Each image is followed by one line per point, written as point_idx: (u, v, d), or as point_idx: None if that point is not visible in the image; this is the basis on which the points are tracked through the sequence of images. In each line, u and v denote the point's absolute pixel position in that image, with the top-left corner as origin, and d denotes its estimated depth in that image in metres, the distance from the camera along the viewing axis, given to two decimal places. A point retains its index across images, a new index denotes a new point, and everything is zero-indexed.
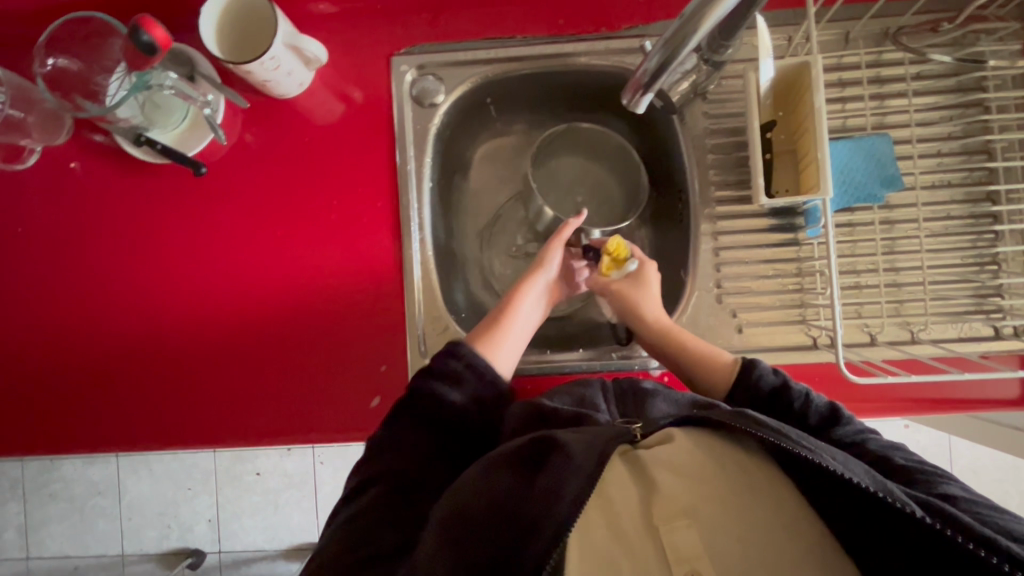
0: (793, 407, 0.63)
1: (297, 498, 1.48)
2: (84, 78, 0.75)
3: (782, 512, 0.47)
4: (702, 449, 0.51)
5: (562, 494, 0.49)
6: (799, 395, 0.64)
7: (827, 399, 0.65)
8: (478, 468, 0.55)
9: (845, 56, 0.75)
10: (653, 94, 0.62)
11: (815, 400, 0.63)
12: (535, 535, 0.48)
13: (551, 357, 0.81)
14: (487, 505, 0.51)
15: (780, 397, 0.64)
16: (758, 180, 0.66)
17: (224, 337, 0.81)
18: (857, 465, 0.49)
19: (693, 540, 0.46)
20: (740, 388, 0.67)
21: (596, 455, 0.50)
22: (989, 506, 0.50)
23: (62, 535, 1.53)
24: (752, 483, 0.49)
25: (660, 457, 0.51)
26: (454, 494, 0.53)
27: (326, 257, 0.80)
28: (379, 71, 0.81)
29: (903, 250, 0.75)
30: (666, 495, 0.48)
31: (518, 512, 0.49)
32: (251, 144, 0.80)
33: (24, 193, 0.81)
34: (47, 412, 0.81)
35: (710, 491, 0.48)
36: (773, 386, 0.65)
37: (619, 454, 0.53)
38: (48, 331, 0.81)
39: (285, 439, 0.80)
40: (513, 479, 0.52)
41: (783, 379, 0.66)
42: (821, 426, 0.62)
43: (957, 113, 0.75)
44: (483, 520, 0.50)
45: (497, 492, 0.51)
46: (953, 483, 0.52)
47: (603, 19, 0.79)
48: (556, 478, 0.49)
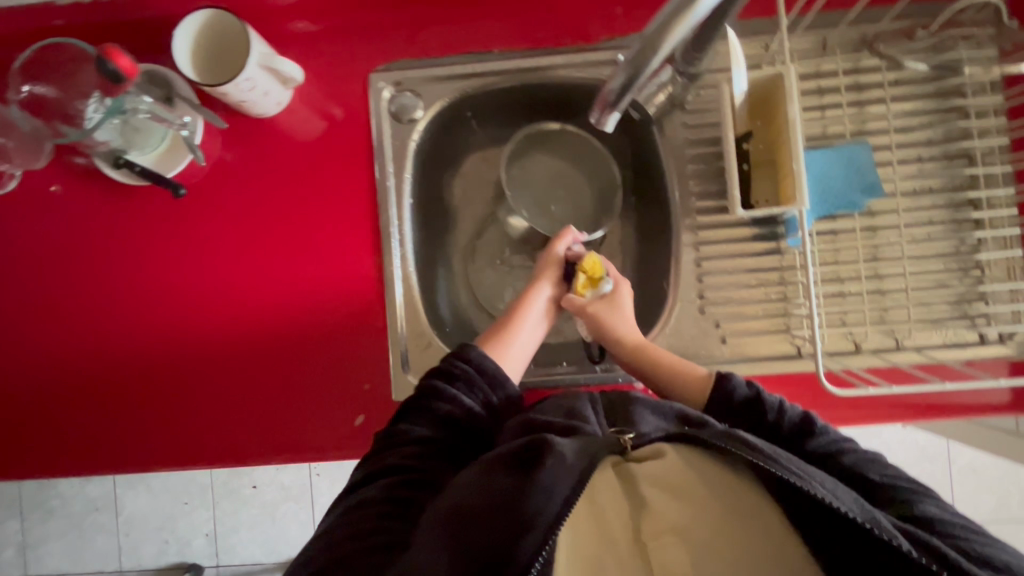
0: (767, 419, 0.63)
1: (293, 511, 1.47)
2: (61, 103, 0.75)
3: (769, 536, 0.47)
4: (694, 467, 0.49)
5: (559, 490, 0.45)
6: (774, 406, 0.63)
7: (801, 408, 0.64)
8: (476, 468, 0.51)
9: (823, 63, 0.75)
10: (620, 112, 0.61)
11: (788, 409, 0.63)
12: (529, 529, 0.43)
13: (537, 371, 0.83)
14: (483, 501, 0.46)
15: (757, 408, 0.64)
16: (734, 192, 0.66)
17: (209, 355, 0.80)
18: (846, 492, 0.47)
19: (681, 559, 0.46)
20: (717, 400, 0.66)
21: (588, 457, 0.48)
22: (965, 528, 0.50)
23: (61, 552, 1.53)
24: (739, 507, 0.48)
25: (650, 473, 0.50)
26: (451, 491, 0.49)
27: (310, 275, 0.80)
28: (358, 89, 0.81)
29: (886, 257, 0.75)
30: (655, 512, 0.48)
31: (514, 504, 0.45)
32: (232, 163, 0.80)
33: (6, 218, 0.81)
34: (34, 433, 0.81)
35: (699, 514, 0.47)
36: (749, 397, 0.65)
37: (610, 465, 0.52)
38: (33, 354, 0.81)
39: (272, 456, 0.80)
40: (512, 474, 0.47)
41: (756, 391, 0.65)
42: (797, 436, 0.60)
43: (937, 119, 0.74)
44: (476, 514, 0.45)
45: (494, 487, 0.47)
46: (931, 502, 0.52)
47: (579, 32, 0.79)
48: (551, 474, 0.46)
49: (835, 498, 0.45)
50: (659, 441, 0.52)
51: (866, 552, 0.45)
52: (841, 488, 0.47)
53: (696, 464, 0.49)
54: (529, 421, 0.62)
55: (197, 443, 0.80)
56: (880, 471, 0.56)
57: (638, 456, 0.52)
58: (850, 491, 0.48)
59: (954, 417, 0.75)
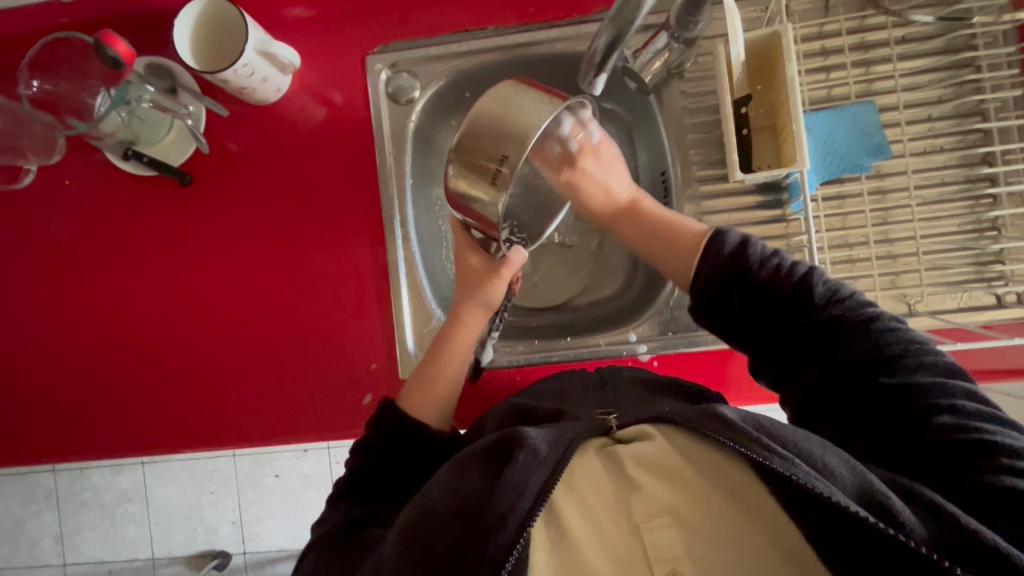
0: (765, 286, 0.55)
1: (315, 499, 1.50)
2: (71, 98, 0.77)
3: (764, 515, 0.45)
4: (681, 449, 0.47)
5: (530, 486, 0.45)
6: (779, 264, 0.55)
7: (810, 267, 0.55)
8: (447, 469, 0.50)
9: (826, 23, 0.73)
10: (608, 73, 0.61)
11: (790, 274, 0.54)
12: (501, 528, 0.43)
13: (539, 347, 0.81)
14: (451, 502, 0.46)
15: (758, 270, 0.55)
16: (733, 156, 0.65)
17: (214, 340, 0.83)
18: (838, 457, 0.44)
19: (675, 542, 0.45)
20: (721, 258, 0.57)
21: (563, 448, 0.47)
22: (982, 439, 0.44)
23: (97, 540, 1.59)
24: (731, 485, 0.46)
25: (638, 454, 0.48)
26: (424, 493, 0.48)
27: (314, 261, 0.82)
28: (355, 72, 0.81)
29: (896, 220, 0.73)
30: (645, 495, 0.46)
31: (482, 505, 0.44)
32: (234, 152, 0.82)
33: (26, 214, 0.84)
34: (59, 421, 0.84)
35: (688, 492, 0.46)
36: (737, 256, 0.56)
37: (594, 449, 0.50)
38: (56, 345, 0.84)
39: (278, 440, 0.82)
40: (482, 470, 0.47)
41: (752, 250, 0.56)
42: (809, 306, 0.53)
43: (947, 75, 0.72)
44: (443, 518, 0.45)
45: (466, 488, 0.46)
46: (958, 408, 0.47)
47: (574, 5, 0.78)
48: (521, 473, 0.45)
49: (822, 484, 0.41)
50: (646, 422, 0.50)
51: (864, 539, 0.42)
52: (832, 455, 0.43)
53: (684, 440, 0.48)
54: (516, 408, 0.67)
55: (212, 429, 0.83)
56: (898, 357, 0.50)
57: (623, 436, 0.50)
58: (843, 453, 0.44)
59: (972, 383, 0.73)
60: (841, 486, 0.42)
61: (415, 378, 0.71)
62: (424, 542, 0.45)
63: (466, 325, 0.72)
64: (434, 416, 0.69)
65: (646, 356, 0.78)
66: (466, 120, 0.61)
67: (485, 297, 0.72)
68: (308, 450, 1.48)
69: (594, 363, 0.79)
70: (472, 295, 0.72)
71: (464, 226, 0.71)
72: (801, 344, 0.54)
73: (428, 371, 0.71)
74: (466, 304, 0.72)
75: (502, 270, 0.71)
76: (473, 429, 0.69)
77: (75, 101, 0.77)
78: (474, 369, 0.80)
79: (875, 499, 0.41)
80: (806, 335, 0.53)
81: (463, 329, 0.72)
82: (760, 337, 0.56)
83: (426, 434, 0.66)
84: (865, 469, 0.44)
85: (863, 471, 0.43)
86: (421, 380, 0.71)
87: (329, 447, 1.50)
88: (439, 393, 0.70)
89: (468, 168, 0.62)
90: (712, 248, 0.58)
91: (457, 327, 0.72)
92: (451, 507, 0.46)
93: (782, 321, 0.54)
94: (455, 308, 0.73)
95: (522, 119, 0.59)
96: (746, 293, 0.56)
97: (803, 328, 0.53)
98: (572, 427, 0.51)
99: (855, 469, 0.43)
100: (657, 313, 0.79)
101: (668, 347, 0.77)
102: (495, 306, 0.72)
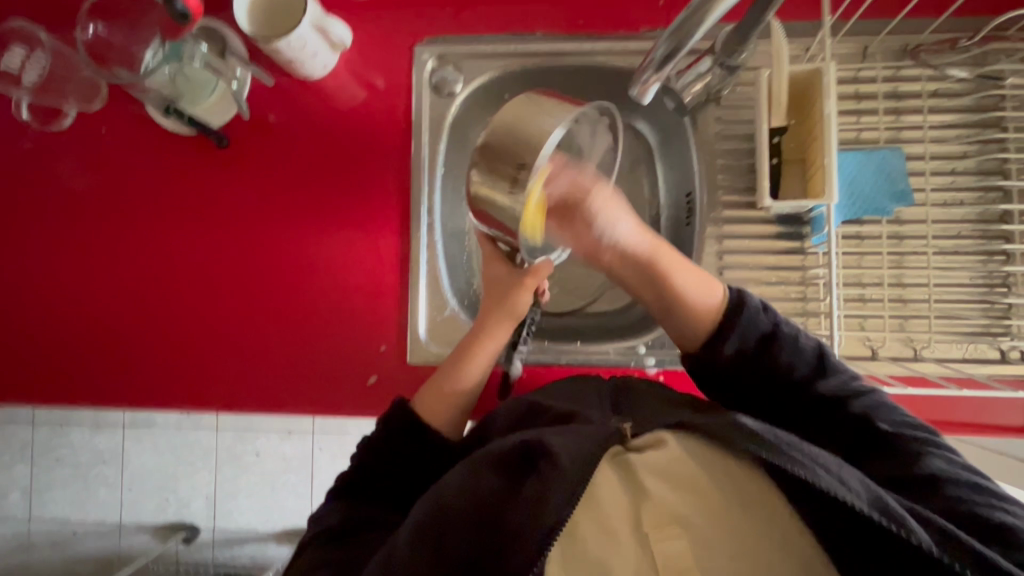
0: (778, 358, 0.59)
1: (292, 482, 1.49)
2: (121, 46, 0.80)
3: (776, 526, 0.44)
4: (697, 457, 0.46)
5: (551, 502, 0.44)
6: (782, 333, 0.60)
7: (818, 343, 0.60)
8: (464, 470, 0.51)
9: (861, 69, 0.76)
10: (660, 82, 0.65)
11: (802, 348, 0.59)
12: (518, 543, 0.44)
13: (550, 346, 0.83)
14: (466, 506, 0.48)
15: (770, 347, 0.59)
16: (763, 181, 0.67)
17: (228, 303, 0.83)
18: (852, 472, 0.45)
19: (684, 552, 0.42)
20: (740, 329, 0.60)
21: (585, 458, 0.46)
22: (968, 487, 0.48)
23: (65, 499, 1.56)
24: (745, 495, 0.45)
25: (652, 463, 0.46)
26: (439, 491, 0.50)
27: (339, 238, 0.82)
28: (402, 59, 0.83)
29: (910, 266, 0.75)
30: (655, 502, 0.44)
31: (502, 512, 0.46)
32: (273, 122, 0.83)
33: (56, 155, 0.85)
34: (60, 370, 0.84)
35: (700, 503, 0.44)
36: (757, 337, 0.60)
37: (608, 458, 0.47)
38: (69, 289, 0.84)
39: (279, 411, 0.82)
40: (500, 478, 0.49)
41: (770, 326, 0.60)
42: (807, 377, 0.58)
43: (973, 132, 0.74)
44: (460, 521, 0.47)
45: (483, 491, 0.48)
46: (939, 455, 0.51)
47: (622, 21, 0.80)
48: (541, 485, 0.45)
49: (840, 488, 0.42)
50: (663, 430, 0.49)
51: (878, 546, 0.43)
52: (848, 469, 0.45)
53: (699, 450, 0.47)
54: (528, 404, 0.69)
55: (217, 396, 0.83)
56: (887, 417, 0.54)
57: (637, 442, 0.49)
58: (857, 471, 0.46)
59: (964, 434, 0.75)
60: (859, 496, 0.43)
61: (433, 382, 0.72)
62: (437, 540, 0.47)
63: (493, 334, 0.74)
64: (445, 425, 0.70)
65: (653, 368, 0.79)
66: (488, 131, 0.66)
67: (513, 307, 0.74)
68: (293, 433, 1.47)
69: (603, 370, 0.81)
70: (500, 306, 0.74)
71: (491, 239, 0.76)
72: (797, 403, 0.59)
73: (446, 375, 0.72)
74: (493, 315, 0.74)
75: (530, 282, 0.74)
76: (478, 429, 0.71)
77: (128, 53, 0.80)
78: (501, 386, 0.80)
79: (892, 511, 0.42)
80: (801, 397, 0.58)
81: (490, 337, 0.74)
82: (761, 397, 0.61)
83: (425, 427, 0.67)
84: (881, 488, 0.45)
85: (877, 488, 0.44)
86: (441, 385, 0.72)
87: (313, 433, 1.48)
88: (454, 400, 0.71)
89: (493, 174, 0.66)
90: (732, 320, 0.60)
91: (483, 335, 0.74)
92: (467, 510, 0.47)
93: (782, 394, 0.59)
94: (480, 317, 0.75)
95: (538, 126, 0.64)
96: (755, 370, 0.60)
97: (801, 394, 0.58)
98: (591, 433, 0.49)
99: (870, 485, 0.44)
100: None
101: (676, 362, 0.79)
102: (521, 316, 0.75)
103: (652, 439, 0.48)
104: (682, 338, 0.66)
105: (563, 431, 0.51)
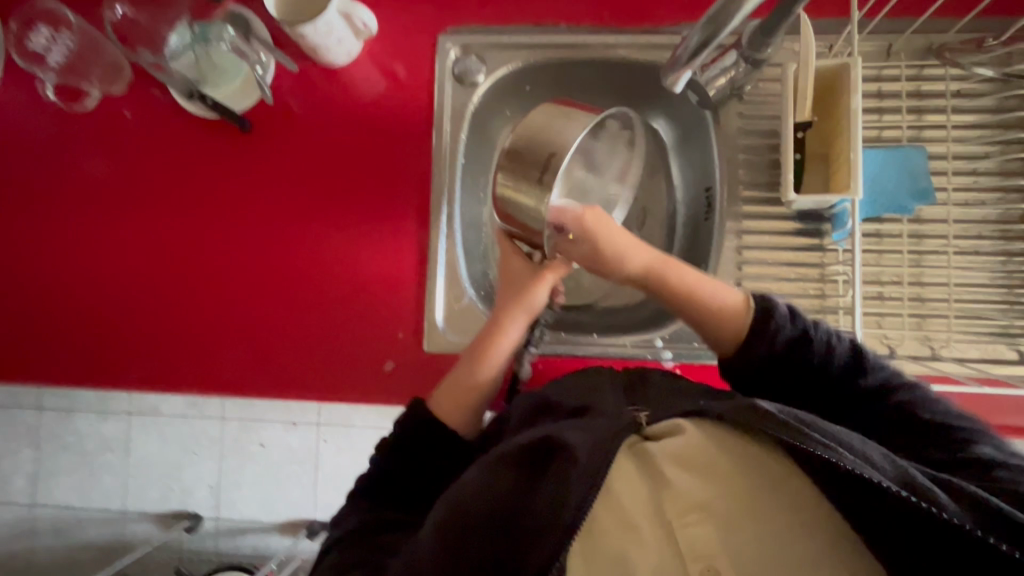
0: (815, 357, 0.57)
1: (297, 474, 1.49)
2: (149, 30, 0.82)
3: (801, 508, 0.43)
4: (716, 444, 0.45)
5: (572, 497, 0.44)
6: (818, 333, 0.58)
7: (852, 340, 0.59)
8: (479, 468, 0.51)
9: (885, 68, 0.76)
10: (692, 72, 0.66)
11: (837, 346, 0.58)
12: (541, 540, 0.43)
13: (566, 338, 0.83)
14: (486, 505, 0.47)
15: (806, 345, 0.58)
16: (788, 175, 0.67)
17: (245, 289, 0.83)
18: (874, 449, 0.45)
19: (710, 538, 0.41)
20: (769, 334, 0.58)
21: (602, 451, 0.46)
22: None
23: (69, 486, 1.56)
24: (768, 479, 0.44)
25: (670, 451, 0.45)
26: (456, 490, 0.50)
27: (358, 226, 0.83)
28: (426, 49, 0.84)
29: (930, 265, 0.75)
30: (676, 490, 0.43)
31: (522, 509, 0.46)
32: (294, 108, 0.83)
33: (77, 137, 0.85)
34: (78, 357, 0.84)
35: (723, 489, 0.43)
36: (794, 333, 0.58)
37: (625, 448, 0.47)
38: (87, 270, 0.85)
39: (293, 396, 0.82)
40: (516, 475, 0.49)
41: (802, 328, 0.58)
42: (845, 376, 0.57)
43: (997, 133, 0.74)
44: (480, 522, 0.46)
45: (500, 488, 0.48)
46: (987, 442, 0.49)
47: (646, 15, 0.81)
48: (560, 480, 0.45)
49: (863, 467, 0.42)
50: (678, 417, 0.49)
51: (909, 528, 0.42)
52: (871, 447, 0.45)
53: (718, 438, 0.46)
54: (542, 401, 0.69)
55: (234, 385, 0.83)
56: (930, 408, 0.53)
57: (654, 432, 0.48)
58: (880, 450, 0.45)
59: None
60: (883, 472, 0.43)
61: (448, 382, 0.68)
62: (457, 539, 0.46)
63: (504, 330, 0.70)
64: (460, 424, 0.67)
65: (670, 361, 0.80)
66: (514, 135, 0.69)
67: (528, 302, 0.71)
68: (299, 424, 1.47)
69: (620, 363, 0.81)
70: (513, 301, 0.71)
71: (509, 235, 0.74)
72: (837, 401, 0.57)
73: (460, 373, 0.69)
74: (507, 308, 0.70)
75: (550, 275, 0.71)
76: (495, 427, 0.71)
77: (157, 36, 0.82)
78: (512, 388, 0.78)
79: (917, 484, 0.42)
80: (842, 394, 0.57)
81: (503, 335, 0.70)
82: (796, 398, 0.59)
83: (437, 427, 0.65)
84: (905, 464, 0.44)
85: (902, 464, 0.44)
86: (456, 385, 0.68)
87: (319, 425, 1.48)
88: (468, 399, 0.68)
89: (516, 175, 0.69)
90: (763, 325, 0.59)
91: (496, 334, 0.70)
92: (486, 510, 0.47)
93: (819, 390, 0.58)
94: (496, 312, 0.71)
95: (563, 130, 0.67)
96: (789, 366, 0.58)
97: (841, 395, 0.57)
98: (606, 426, 0.50)
99: (895, 461, 0.44)
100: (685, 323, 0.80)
101: (693, 356, 0.79)
102: (536, 310, 0.71)
103: (671, 428, 0.48)
104: (711, 343, 0.64)
105: (579, 427, 0.51)
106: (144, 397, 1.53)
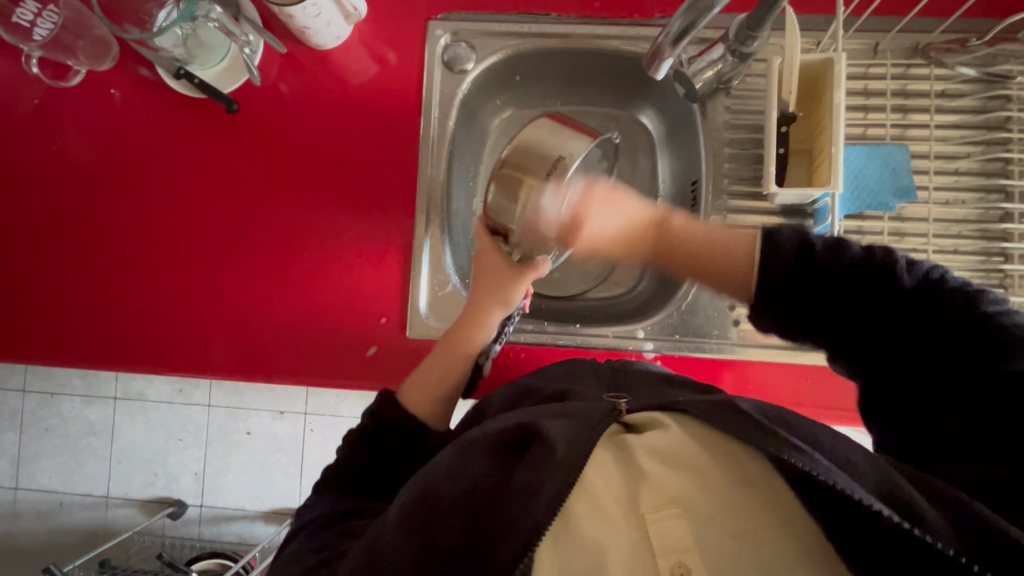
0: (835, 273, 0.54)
1: (282, 462, 1.48)
2: (135, 6, 0.81)
3: (778, 508, 0.42)
4: (699, 440, 0.45)
5: (545, 488, 0.43)
6: (837, 252, 0.55)
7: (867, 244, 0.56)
8: (454, 453, 0.51)
9: (871, 65, 0.76)
10: (673, 59, 0.66)
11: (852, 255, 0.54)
12: (510, 533, 0.42)
13: (548, 329, 0.83)
14: (460, 489, 0.47)
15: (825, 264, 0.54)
16: (770, 168, 0.68)
17: (228, 270, 0.83)
18: (859, 452, 0.45)
19: (682, 532, 0.41)
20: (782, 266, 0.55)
21: (580, 443, 0.45)
22: None
23: (52, 470, 1.55)
24: (745, 474, 0.43)
25: (650, 444, 0.45)
26: (428, 475, 0.49)
27: (343, 210, 0.82)
28: (415, 34, 0.83)
29: (910, 264, 0.75)
30: (654, 483, 0.43)
31: (493, 497, 0.45)
32: (282, 91, 0.83)
33: (62, 115, 0.84)
34: (60, 338, 0.83)
35: (699, 482, 0.43)
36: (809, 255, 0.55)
37: (605, 437, 0.47)
38: (70, 247, 0.84)
39: (275, 379, 0.82)
40: (491, 461, 0.48)
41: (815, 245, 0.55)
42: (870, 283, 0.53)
43: (979, 132, 0.75)
44: (452, 505, 0.46)
45: (472, 475, 0.47)
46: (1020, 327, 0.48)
47: (635, 6, 0.81)
48: (536, 471, 0.44)
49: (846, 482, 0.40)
50: (656, 411, 0.49)
51: (882, 543, 0.40)
52: (856, 452, 0.45)
53: (698, 431, 0.46)
54: (521, 388, 0.69)
55: (217, 370, 0.82)
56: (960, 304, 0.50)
57: (633, 420, 0.49)
58: (865, 451, 0.45)
59: None
60: (867, 479, 0.42)
61: (422, 375, 0.69)
62: (423, 527, 0.46)
63: (482, 324, 0.71)
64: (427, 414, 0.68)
65: (651, 353, 0.80)
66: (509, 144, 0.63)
67: (503, 295, 0.70)
68: (285, 412, 1.46)
69: (602, 354, 0.81)
70: (488, 293, 0.70)
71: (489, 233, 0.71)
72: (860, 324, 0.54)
73: (433, 365, 0.70)
74: (483, 299, 0.70)
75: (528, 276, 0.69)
76: (475, 414, 0.72)
77: (144, 12, 0.81)
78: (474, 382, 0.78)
79: (902, 497, 0.42)
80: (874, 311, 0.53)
81: (478, 326, 0.70)
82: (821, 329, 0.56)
83: (410, 421, 0.65)
84: (889, 468, 0.44)
85: (886, 468, 0.44)
86: (427, 376, 0.69)
87: (305, 414, 1.48)
88: (437, 390, 0.69)
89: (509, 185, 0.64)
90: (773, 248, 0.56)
91: (473, 324, 0.71)
92: (460, 495, 0.46)
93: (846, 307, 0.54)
94: (472, 304, 0.71)
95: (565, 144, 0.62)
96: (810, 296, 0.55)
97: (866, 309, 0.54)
98: (584, 417, 0.49)
99: (879, 465, 0.44)
100: (668, 315, 0.81)
101: (673, 348, 0.80)
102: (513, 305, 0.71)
103: (653, 421, 0.48)
104: (740, 288, 0.61)
105: (560, 416, 0.51)
106: (131, 382, 1.52)
